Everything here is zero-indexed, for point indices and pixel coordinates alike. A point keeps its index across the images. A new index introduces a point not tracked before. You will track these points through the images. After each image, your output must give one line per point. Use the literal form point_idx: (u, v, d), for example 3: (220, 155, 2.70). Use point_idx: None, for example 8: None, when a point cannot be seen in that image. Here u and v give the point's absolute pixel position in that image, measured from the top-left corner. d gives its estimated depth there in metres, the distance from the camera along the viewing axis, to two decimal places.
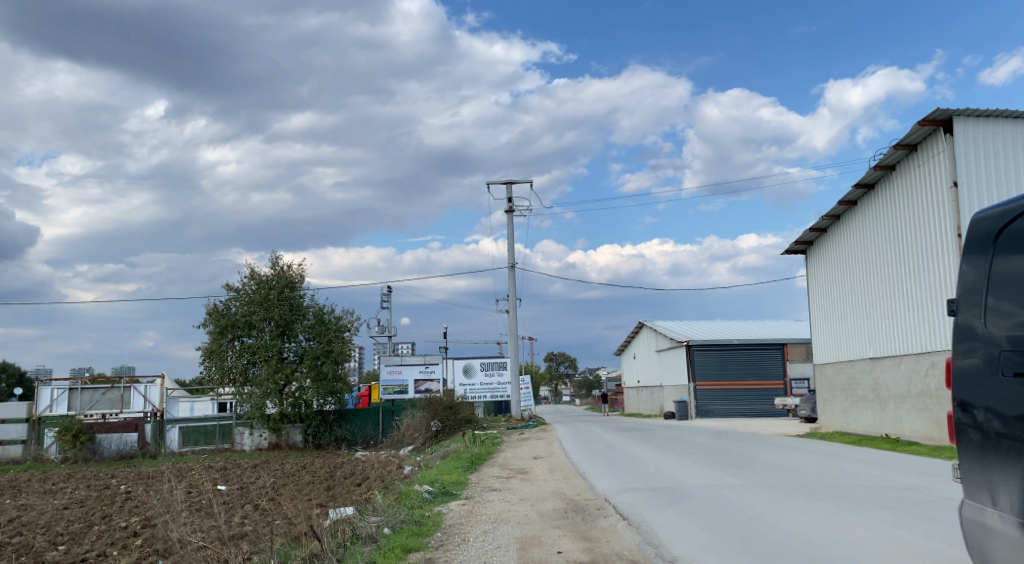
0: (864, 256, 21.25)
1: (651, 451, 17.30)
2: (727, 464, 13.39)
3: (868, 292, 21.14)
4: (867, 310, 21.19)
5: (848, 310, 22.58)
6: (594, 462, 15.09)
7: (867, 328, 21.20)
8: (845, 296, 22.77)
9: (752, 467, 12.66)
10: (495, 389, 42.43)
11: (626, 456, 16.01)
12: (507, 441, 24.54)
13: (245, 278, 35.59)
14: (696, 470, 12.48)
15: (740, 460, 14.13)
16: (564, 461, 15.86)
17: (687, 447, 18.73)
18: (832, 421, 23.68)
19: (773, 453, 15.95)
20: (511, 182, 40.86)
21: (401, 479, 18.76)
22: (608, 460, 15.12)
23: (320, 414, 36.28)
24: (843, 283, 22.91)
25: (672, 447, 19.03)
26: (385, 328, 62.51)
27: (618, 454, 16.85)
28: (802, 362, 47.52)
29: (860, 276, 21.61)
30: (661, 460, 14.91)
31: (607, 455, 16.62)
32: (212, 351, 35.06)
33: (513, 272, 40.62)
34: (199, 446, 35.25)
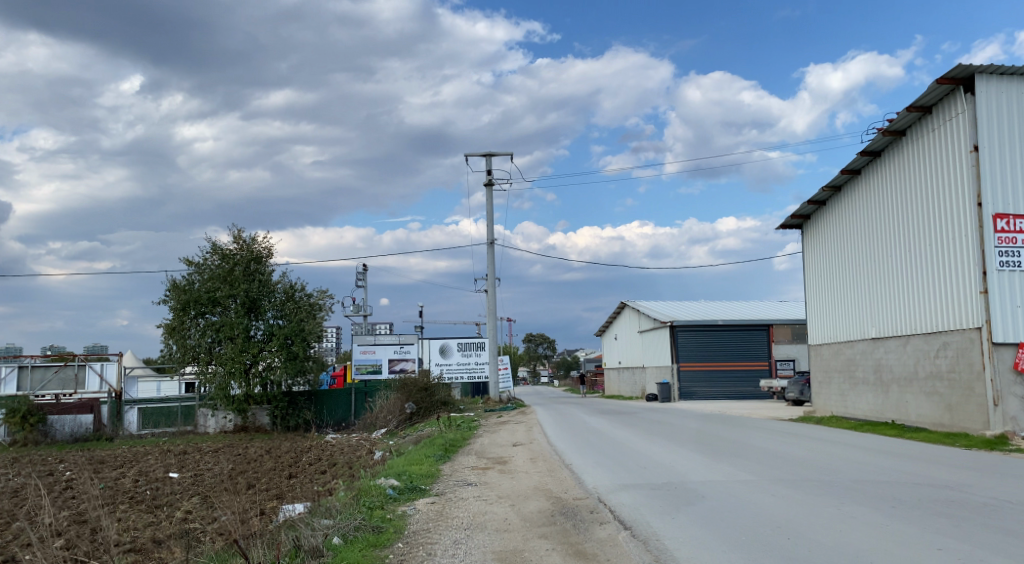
0: (869, 229, 19.94)
1: (641, 438, 15.89)
2: (730, 454, 12.01)
3: (872, 268, 19.82)
4: (871, 288, 19.91)
5: (848, 288, 21.33)
6: (580, 450, 13.68)
7: (870, 306, 19.92)
8: (846, 273, 21.49)
9: (760, 459, 11.26)
10: (473, 370, 40.67)
11: (616, 444, 14.57)
12: (485, 426, 23.15)
13: (209, 252, 33.71)
14: (697, 463, 11.05)
15: (741, 449, 12.74)
16: (547, 449, 14.43)
17: (679, 434, 17.35)
18: (828, 406, 22.46)
19: (778, 441, 14.54)
20: (492, 153, 39.13)
21: (368, 468, 17.23)
22: (596, 449, 13.66)
23: (288, 395, 34.57)
24: (844, 259, 21.61)
25: (663, 433, 17.63)
26: (360, 307, 60.91)
27: (606, 441, 15.41)
28: (787, 343, 46.45)
29: (864, 251, 20.29)
30: (655, 448, 13.51)
31: (594, 443, 15.16)
32: (174, 329, 33.17)
33: (493, 249, 39.00)
34: (159, 428, 33.38)
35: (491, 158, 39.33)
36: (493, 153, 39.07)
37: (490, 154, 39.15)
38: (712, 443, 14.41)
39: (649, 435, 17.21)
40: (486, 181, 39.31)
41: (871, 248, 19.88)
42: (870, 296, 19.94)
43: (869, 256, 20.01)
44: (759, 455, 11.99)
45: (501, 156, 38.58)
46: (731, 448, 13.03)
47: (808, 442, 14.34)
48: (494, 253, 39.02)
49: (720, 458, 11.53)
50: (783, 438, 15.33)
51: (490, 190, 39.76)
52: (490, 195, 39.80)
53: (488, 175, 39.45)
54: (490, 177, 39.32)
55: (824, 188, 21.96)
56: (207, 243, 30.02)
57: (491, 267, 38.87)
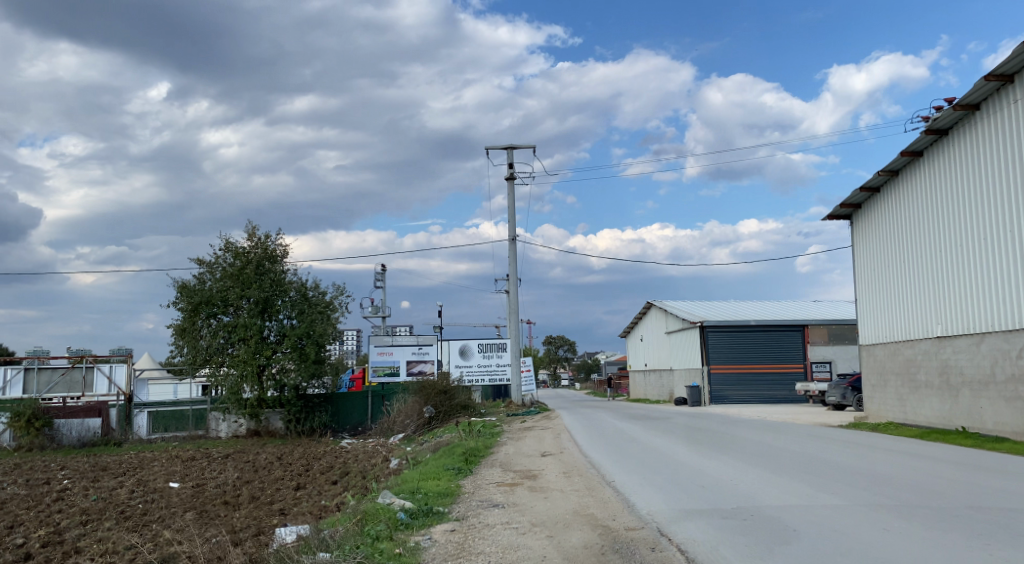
0: (931, 216, 18.29)
1: (685, 449, 14.22)
2: (796, 468, 10.40)
3: (935, 261, 18.15)
4: (932, 281, 18.22)
5: (904, 282, 19.63)
6: (620, 463, 12.03)
7: (933, 303, 18.19)
8: (902, 265, 19.79)
9: (836, 474, 9.68)
10: (494, 372, 39.00)
11: (658, 456, 12.91)
12: (508, 432, 21.53)
13: (221, 250, 32.38)
14: (764, 480, 9.42)
15: (809, 463, 11.08)
16: (581, 462, 12.81)
17: (726, 443, 15.68)
18: (882, 411, 20.63)
19: (841, 452, 12.93)
20: (514, 145, 37.47)
21: (382, 480, 15.66)
22: (639, 461, 12.04)
23: (304, 398, 33.10)
24: (899, 251, 19.91)
25: (709, 442, 15.98)
26: (379, 308, 59.61)
27: (647, 450, 13.81)
28: (824, 345, 44.29)
29: (924, 241, 18.59)
30: (706, 460, 11.93)
31: (634, 453, 13.52)
32: (185, 330, 31.85)
33: (515, 246, 37.36)
34: (170, 433, 32.10)
35: (513, 150, 37.65)
36: (515, 145, 37.40)
37: (512, 146, 37.50)
38: (766, 454, 12.75)
39: (693, 444, 15.56)
40: (507, 175, 37.67)
41: (933, 237, 18.19)
42: (932, 291, 18.24)
43: (930, 246, 18.32)
44: (830, 470, 10.37)
45: (524, 148, 36.90)
46: (793, 461, 11.41)
47: (880, 454, 12.62)
48: (516, 250, 37.38)
49: (787, 473, 9.90)
50: (848, 448, 13.69)
51: (511, 184, 38.11)
52: (512, 189, 38.15)
53: (510, 168, 37.79)
54: (512, 171, 37.67)
55: (879, 173, 20.18)
56: (218, 240, 28.68)
57: (512, 265, 37.24)
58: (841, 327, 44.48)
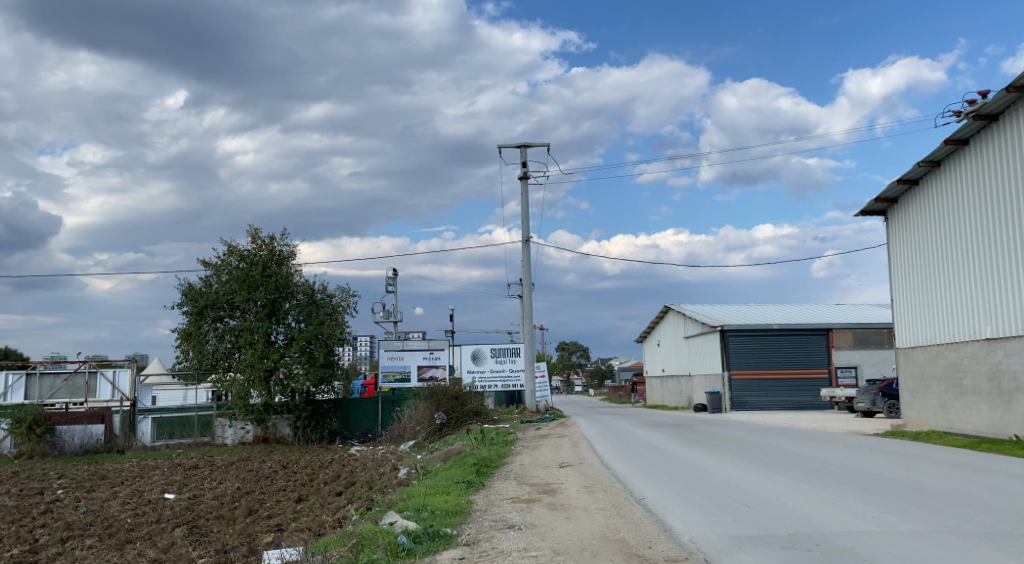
0: (983, 212, 17.18)
1: (718, 460, 13.15)
2: (849, 485, 9.37)
3: (982, 259, 17.28)
4: (984, 280, 17.09)
5: (949, 280, 18.60)
6: (650, 477, 11.00)
7: (984, 302, 17.08)
8: (948, 264, 18.66)
9: (899, 493, 8.66)
10: (507, 377, 37.87)
11: (690, 468, 11.85)
12: (523, 439, 20.43)
13: (226, 252, 31.54)
14: (817, 497, 8.41)
15: (860, 478, 10.06)
16: (605, 474, 11.72)
17: (761, 453, 14.58)
18: (923, 419, 19.48)
19: (890, 465, 11.90)
20: (526, 143, 36.37)
21: (388, 493, 14.52)
22: (670, 474, 11.03)
23: (312, 404, 32.13)
24: (945, 249, 18.78)
25: (743, 452, 14.93)
26: (390, 312, 58.77)
27: (679, 463, 12.78)
28: (848, 349, 42.84)
29: (976, 237, 17.49)
30: (746, 474, 10.91)
31: (663, 465, 12.50)
32: (191, 335, 30.99)
33: (528, 247, 36.24)
34: (174, 440, 31.16)
35: (526, 148, 36.55)
36: (528, 143, 36.33)
37: (525, 144, 36.41)
38: (808, 466, 11.75)
39: (726, 454, 14.50)
40: (521, 174, 36.60)
41: (986, 232, 17.08)
42: (983, 289, 17.12)
43: (982, 242, 17.21)
44: (888, 486, 9.34)
45: (537, 145, 35.79)
46: (842, 476, 10.37)
47: (938, 467, 11.55)
48: (530, 252, 36.27)
49: (842, 490, 8.90)
50: (897, 460, 12.66)
51: (524, 184, 37.02)
52: (525, 189, 37.07)
53: (523, 167, 36.70)
54: (525, 169, 36.58)
55: (919, 163, 19.12)
56: (224, 241, 27.81)
57: (525, 267, 36.15)
58: (866, 331, 42.99)
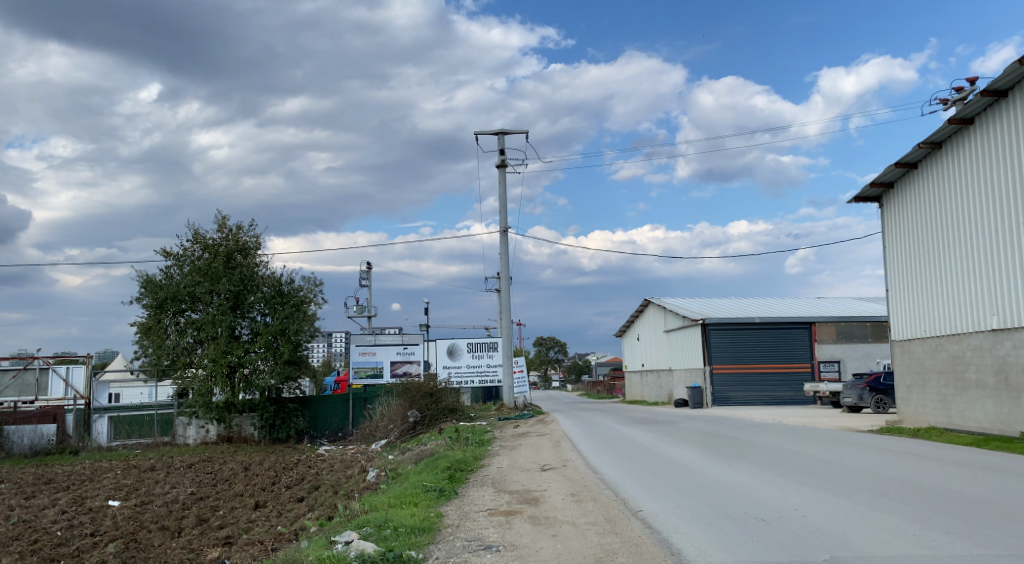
0: (985, 199, 16.39)
1: (714, 464, 12.09)
2: (869, 501, 8.42)
3: (982, 249, 16.45)
4: (985, 270, 16.28)
5: (948, 270, 17.76)
6: (644, 482, 9.95)
7: (986, 293, 16.23)
8: (944, 253, 17.88)
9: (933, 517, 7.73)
10: (484, 373, 36.62)
11: (687, 473, 10.83)
12: (500, 439, 19.17)
13: (188, 242, 29.95)
14: (838, 517, 7.46)
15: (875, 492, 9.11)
16: (592, 479, 10.60)
17: (758, 455, 13.51)
18: (919, 415, 18.56)
19: (901, 472, 11.08)
20: (504, 130, 35.02)
21: (351, 502, 13.23)
22: (666, 480, 10.07)
23: (277, 402, 30.71)
24: (941, 238, 18.00)
25: (739, 454, 13.99)
26: (364, 307, 57.23)
27: (676, 466, 11.86)
28: (831, 343, 42.07)
29: (976, 225, 16.64)
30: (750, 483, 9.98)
31: (656, 469, 11.54)
32: (150, 329, 29.35)
33: (506, 238, 34.97)
34: (132, 440, 29.57)
35: (504, 136, 35.19)
36: (506, 130, 34.98)
37: (502, 131, 35.06)
38: (816, 473, 10.78)
39: (721, 455, 13.60)
40: (498, 162, 35.26)
41: (987, 221, 16.28)
42: (984, 280, 16.30)
43: (982, 231, 16.42)
44: (915, 506, 8.46)
45: (515, 133, 34.44)
46: (856, 488, 9.41)
47: (958, 478, 10.55)
48: (507, 242, 35.01)
49: (864, 506, 7.95)
50: (907, 465, 11.84)
51: (502, 172, 35.67)
52: (502, 177, 35.72)
53: (500, 154, 35.36)
54: (502, 157, 35.27)
55: (918, 145, 18.16)
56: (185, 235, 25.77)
57: (503, 258, 34.90)
58: (850, 325, 42.26)
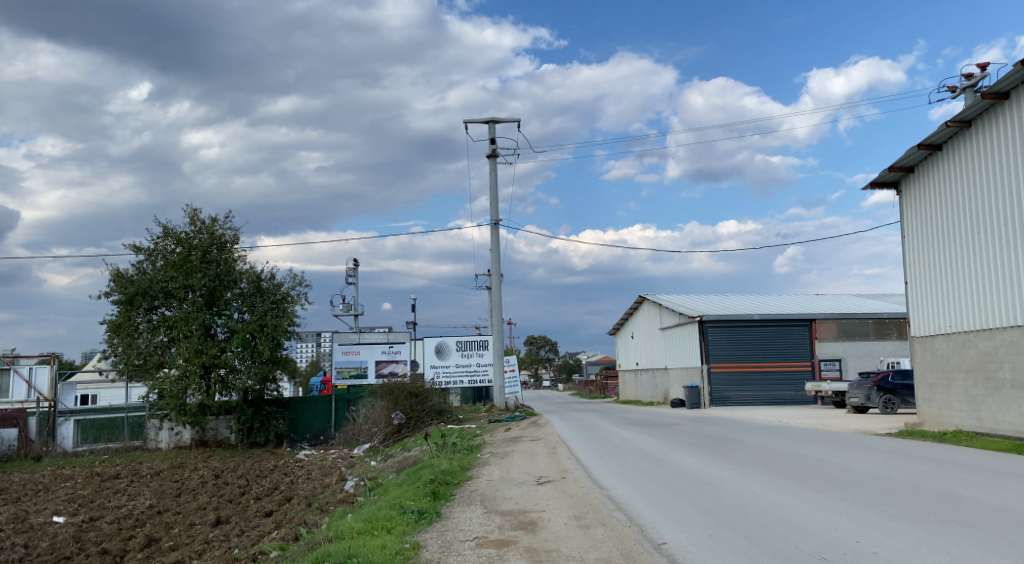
0: (1013, 187, 15.23)
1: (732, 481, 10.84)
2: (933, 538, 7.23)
3: (1010, 243, 15.30)
4: (1018, 263, 15.05)
5: (972, 265, 16.54)
6: (662, 508, 8.74)
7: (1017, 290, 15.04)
8: (966, 243, 16.66)
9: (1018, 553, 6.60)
10: (474, 373, 35.06)
11: (707, 495, 9.60)
12: (491, 444, 17.63)
13: (160, 235, 28.36)
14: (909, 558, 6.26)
15: (935, 524, 7.93)
16: (599, 501, 9.30)
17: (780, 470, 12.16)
18: (943, 417, 17.19)
19: (950, 489, 10.04)
20: (494, 118, 33.45)
21: (320, 524, 11.67)
22: (689, 504, 8.86)
23: (255, 404, 29.12)
24: (964, 227, 16.78)
25: (757, 466, 12.73)
26: (350, 305, 55.50)
27: (698, 483, 10.67)
28: (832, 341, 40.75)
29: (1004, 218, 15.46)
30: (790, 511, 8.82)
31: (673, 488, 10.30)
32: (120, 327, 27.69)
33: (497, 232, 33.44)
34: (101, 444, 27.91)
35: (494, 124, 33.67)
36: (496, 118, 33.42)
37: (493, 119, 33.51)
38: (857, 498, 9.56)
39: (741, 468, 12.43)
40: (488, 151, 33.71)
41: (1018, 208, 15.07)
42: (1016, 271, 15.07)
43: (1013, 219, 15.19)
44: (983, 540, 7.36)
45: (506, 121, 32.91)
46: (912, 521, 8.22)
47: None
48: (498, 236, 33.49)
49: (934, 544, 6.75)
50: (953, 480, 10.78)
51: (492, 162, 34.14)
52: (492, 167, 34.20)
53: (490, 144, 33.84)
54: (492, 147, 33.75)
55: (945, 123, 16.74)
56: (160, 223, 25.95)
57: (493, 253, 33.39)
58: (851, 322, 40.93)
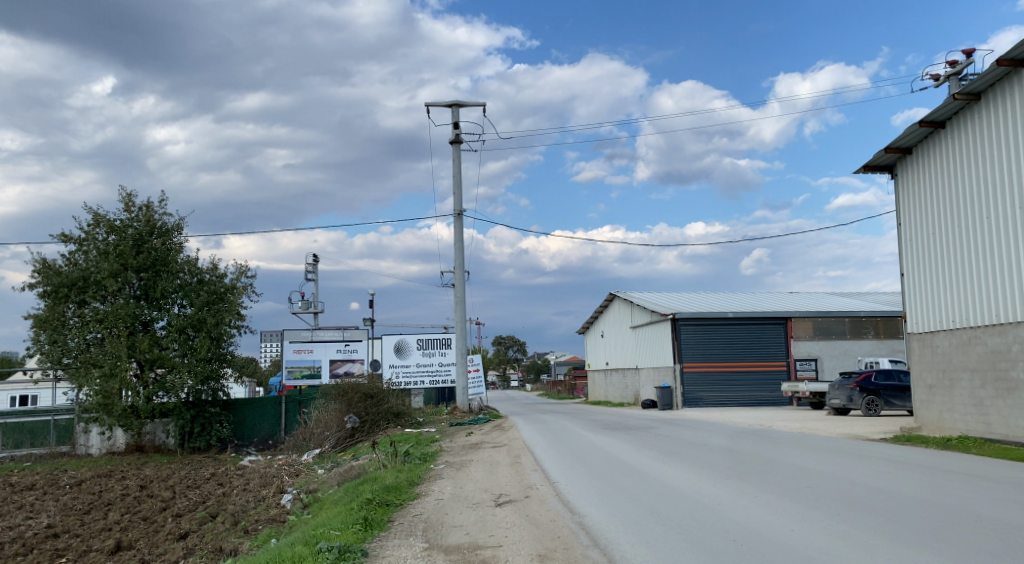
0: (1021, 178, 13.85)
1: (734, 516, 9.30)
2: None
3: (1014, 237, 13.97)
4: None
5: (975, 258, 15.11)
6: (666, 554, 7.14)
7: None
8: (969, 234, 15.25)
9: None
10: (435, 373, 33.14)
11: (715, 536, 8.03)
12: (449, 452, 15.77)
13: (92, 223, 26.08)
14: None
15: None
16: (578, 534, 7.62)
17: (781, 499, 10.56)
18: (945, 421, 15.69)
19: (985, 547, 8.45)
20: (459, 101, 31.57)
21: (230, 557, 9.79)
22: (697, 549, 7.28)
23: (196, 406, 26.89)
24: (967, 217, 15.37)
25: (754, 489, 11.09)
26: (310, 302, 53.44)
27: (691, 517, 9.03)
28: (808, 340, 39.48)
29: (1010, 209, 14.11)
30: None
31: (667, 520, 8.71)
32: (47, 321, 25.32)
33: (460, 222, 31.52)
34: (23, 450, 25.58)
35: (458, 108, 31.77)
36: (461, 102, 31.53)
37: (457, 102, 31.60)
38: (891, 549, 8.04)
39: (741, 492, 10.77)
40: (452, 136, 31.82)
41: None
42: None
43: (1017, 200, 13.91)
44: None
45: (471, 104, 31.03)
46: None
47: None
48: (461, 227, 31.56)
49: None
50: (983, 531, 9.18)
51: (456, 149, 32.24)
52: (457, 154, 32.30)
53: (454, 129, 31.95)
54: (456, 132, 31.88)
55: (952, 96, 15.23)
56: (90, 208, 23.80)
57: (457, 245, 31.47)
58: (828, 320, 39.67)
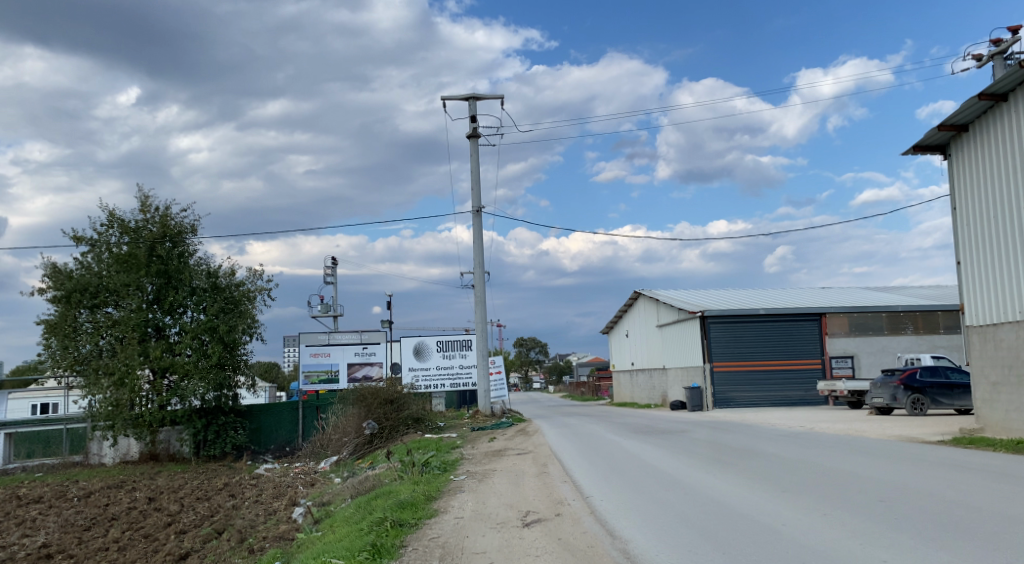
0: None
1: (798, 540, 8.10)
2: None
3: None
4: None
5: None
6: None
7: None
8: None
9: None
10: (457, 375, 32.12)
11: None
12: (472, 460, 14.71)
13: (105, 226, 25.36)
14: None
15: None
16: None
17: (848, 515, 9.34)
18: (1011, 421, 14.41)
19: None
20: (476, 95, 30.51)
21: None
22: None
23: (209, 413, 26.07)
24: None
25: (814, 504, 9.87)
26: (330, 306, 52.64)
27: (750, 543, 7.84)
28: (844, 336, 37.96)
29: None
30: None
31: (724, 548, 7.53)
32: (58, 327, 24.58)
33: (480, 219, 30.47)
34: (35, 460, 24.90)
35: (475, 101, 30.71)
36: (478, 95, 30.49)
37: (474, 95, 30.53)
38: None
39: (801, 508, 9.56)
40: (469, 131, 30.77)
41: None
42: None
43: None
44: None
45: (489, 97, 29.95)
46: None
47: None
48: (482, 224, 30.51)
49: None
50: None
51: (474, 144, 31.20)
52: (474, 149, 31.26)
53: (472, 123, 30.93)
54: (474, 126, 30.85)
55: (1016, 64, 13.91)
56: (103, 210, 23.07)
57: (477, 243, 30.42)
58: (864, 315, 38.13)
